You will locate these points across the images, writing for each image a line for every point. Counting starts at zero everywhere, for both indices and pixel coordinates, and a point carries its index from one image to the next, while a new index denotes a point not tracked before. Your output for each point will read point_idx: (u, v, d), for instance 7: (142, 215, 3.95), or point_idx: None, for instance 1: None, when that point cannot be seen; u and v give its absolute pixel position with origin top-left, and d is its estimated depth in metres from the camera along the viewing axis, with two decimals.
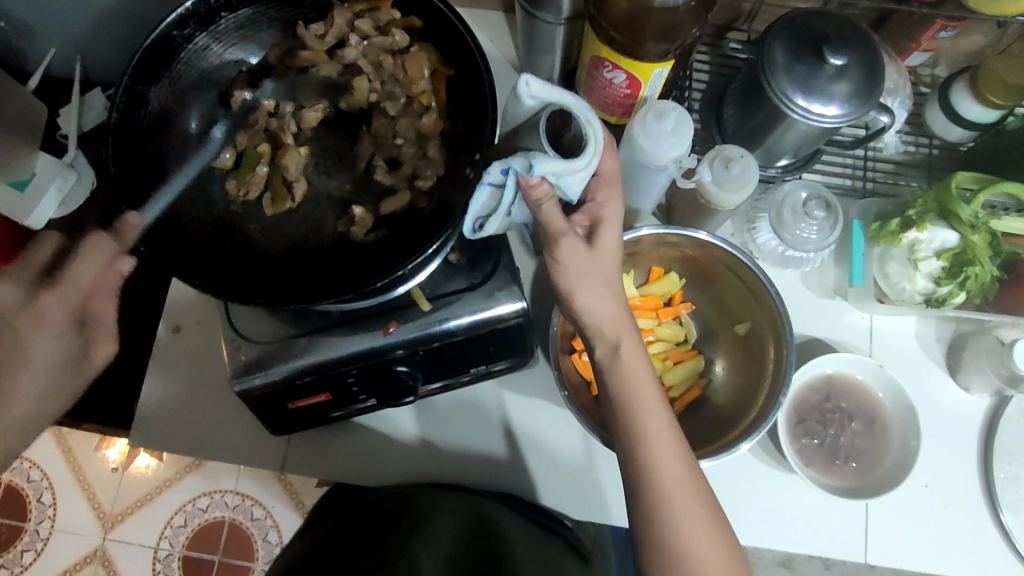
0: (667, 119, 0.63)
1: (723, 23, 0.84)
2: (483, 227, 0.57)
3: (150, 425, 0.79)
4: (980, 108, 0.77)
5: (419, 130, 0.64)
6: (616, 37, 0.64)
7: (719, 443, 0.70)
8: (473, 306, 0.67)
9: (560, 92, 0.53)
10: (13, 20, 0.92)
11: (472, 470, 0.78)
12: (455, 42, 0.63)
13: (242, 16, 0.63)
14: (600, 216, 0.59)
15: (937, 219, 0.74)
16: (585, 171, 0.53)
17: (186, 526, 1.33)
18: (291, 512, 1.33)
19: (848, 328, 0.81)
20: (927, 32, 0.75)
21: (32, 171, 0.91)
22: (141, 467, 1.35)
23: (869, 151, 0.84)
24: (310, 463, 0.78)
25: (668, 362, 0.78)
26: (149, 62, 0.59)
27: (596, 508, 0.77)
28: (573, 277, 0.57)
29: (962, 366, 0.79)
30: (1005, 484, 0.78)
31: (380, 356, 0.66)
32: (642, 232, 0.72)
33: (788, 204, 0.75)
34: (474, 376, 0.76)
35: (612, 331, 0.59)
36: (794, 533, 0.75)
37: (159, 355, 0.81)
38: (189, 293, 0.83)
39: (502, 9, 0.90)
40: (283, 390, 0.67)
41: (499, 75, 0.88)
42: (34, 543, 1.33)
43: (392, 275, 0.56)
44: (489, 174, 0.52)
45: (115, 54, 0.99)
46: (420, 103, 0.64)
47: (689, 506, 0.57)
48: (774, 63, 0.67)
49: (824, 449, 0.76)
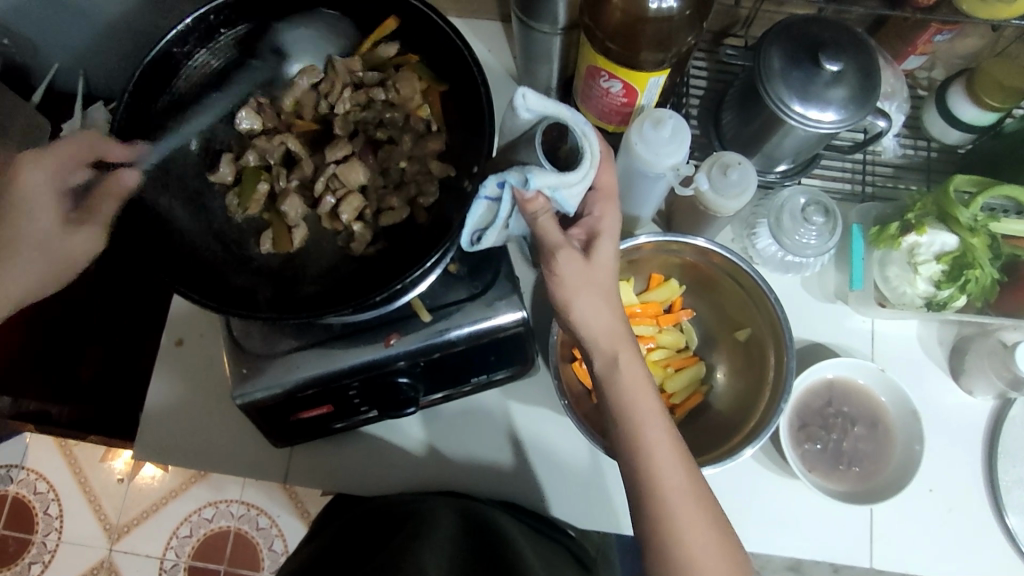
0: (664, 127, 0.63)
1: (720, 29, 0.84)
2: (481, 239, 0.58)
3: (154, 439, 0.79)
4: (977, 111, 0.77)
5: (421, 149, 0.65)
6: (612, 47, 0.65)
7: (720, 450, 0.70)
8: (473, 316, 0.67)
9: (557, 106, 0.53)
10: (15, 37, 0.92)
11: (475, 479, 0.78)
12: (451, 57, 0.64)
13: (240, 32, 0.64)
14: (597, 229, 0.59)
15: (937, 222, 0.74)
16: (582, 184, 0.54)
17: (192, 536, 1.33)
18: (297, 521, 1.33)
19: (849, 332, 0.81)
20: (923, 36, 0.75)
21: None
22: (147, 478, 1.35)
23: (867, 155, 0.84)
24: (314, 474, 0.78)
25: (669, 369, 0.78)
26: (150, 77, 0.60)
27: (601, 515, 0.77)
28: (570, 289, 0.58)
29: (965, 369, 0.78)
30: (1009, 487, 0.77)
31: (382, 367, 0.66)
32: (640, 240, 0.72)
33: (787, 209, 0.74)
34: (476, 386, 0.77)
35: (611, 343, 0.59)
36: (797, 539, 0.75)
37: (165, 368, 0.81)
38: (192, 305, 0.83)
39: (500, 18, 0.91)
40: (286, 403, 0.67)
41: (499, 85, 0.89)
42: (42, 555, 1.34)
43: (391, 288, 0.57)
44: (485, 188, 0.53)
45: (117, 68, 0.99)
46: (417, 121, 0.65)
47: (688, 517, 0.57)
48: (770, 69, 0.67)
49: (826, 454, 0.76)
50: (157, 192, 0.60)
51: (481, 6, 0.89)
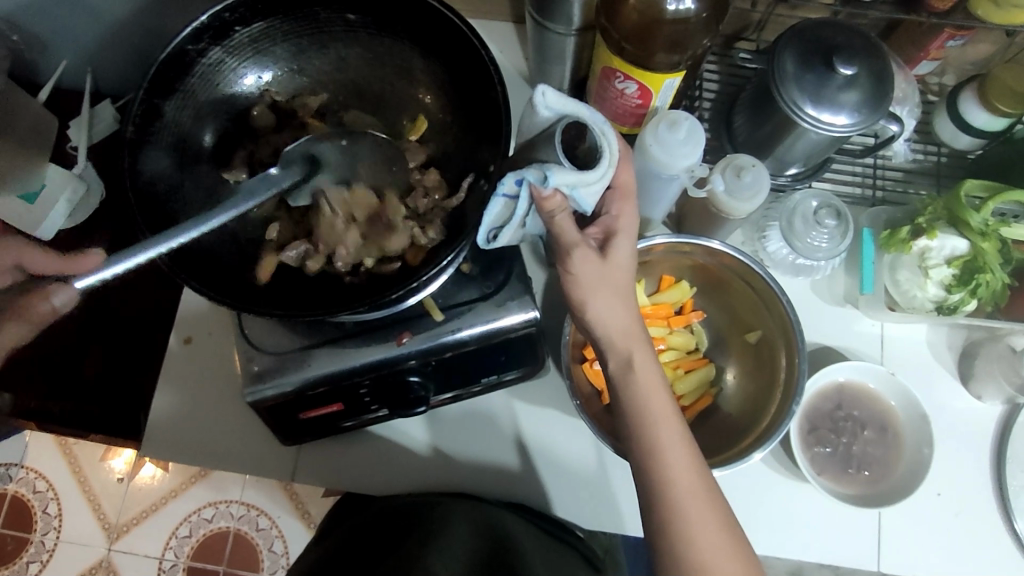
0: (679, 129, 0.64)
1: (732, 32, 0.84)
2: (496, 238, 0.59)
3: (160, 437, 0.79)
4: (988, 116, 0.77)
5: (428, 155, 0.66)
6: (627, 48, 0.65)
7: (732, 452, 0.70)
8: (484, 316, 0.67)
9: (577, 104, 0.54)
10: (24, 33, 0.92)
11: (484, 480, 0.78)
12: (468, 59, 0.62)
13: (255, 30, 0.62)
14: (614, 228, 0.59)
15: (947, 227, 0.74)
16: (600, 184, 0.54)
17: (191, 536, 1.32)
18: (297, 523, 1.32)
19: (859, 336, 0.81)
20: (935, 41, 0.76)
21: (42, 184, 0.91)
22: (146, 478, 1.35)
23: (877, 160, 0.85)
24: (320, 473, 0.78)
25: (679, 371, 0.79)
26: (163, 74, 0.58)
27: (608, 517, 0.76)
28: (586, 289, 0.58)
29: (974, 374, 0.79)
30: (1017, 492, 0.77)
31: (392, 365, 0.66)
32: (654, 241, 0.72)
33: (799, 212, 0.75)
34: (485, 386, 0.76)
35: (625, 344, 0.59)
36: (806, 542, 0.75)
37: (173, 365, 0.81)
38: (200, 303, 0.83)
39: (512, 19, 0.91)
40: (296, 400, 0.67)
41: (511, 86, 0.89)
42: (40, 554, 1.33)
43: (405, 287, 0.56)
44: (503, 185, 0.53)
45: (126, 65, 0.99)
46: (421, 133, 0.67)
47: (704, 520, 0.57)
48: (784, 72, 0.67)
49: (836, 457, 0.76)
50: (170, 191, 0.60)
51: (493, 7, 0.89)
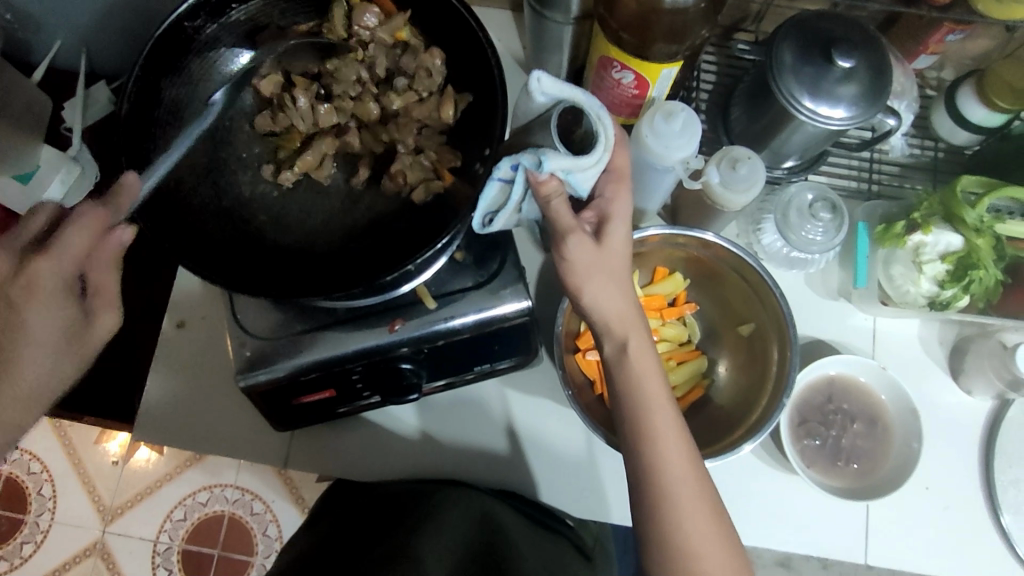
0: (675, 120, 0.63)
1: (731, 24, 0.84)
2: (492, 222, 0.59)
3: (152, 420, 0.79)
4: (985, 111, 0.77)
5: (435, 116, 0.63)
6: (625, 38, 0.64)
7: (723, 443, 0.70)
8: (477, 304, 0.67)
9: (572, 89, 0.54)
10: (18, 13, 0.91)
11: (475, 467, 0.78)
12: (469, 40, 0.62)
13: (252, 7, 0.62)
14: (607, 213, 0.59)
15: (942, 222, 0.74)
16: (595, 168, 0.54)
17: (185, 520, 1.33)
18: (291, 508, 1.33)
19: (851, 330, 0.82)
20: (934, 35, 0.75)
21: (37, 165, 0.91)
22: (140, 461, 1.35)
23: (874, 154, 0.84)
24: (312, 460, 0.78)
25: (671, 363, 0.79)
26: (161, 53, 0.58)
27: (596, 506, 0.77)
28: (581, 276, 0.58)
29: (965, 369, 0.79)
30: (1005, 487, 0.78)
31: (384, 352, 0.66)
32: (649, 233, 0.72)
33: (793, 206, 0.75)
34: (478, 375, 0.76)
35: (620, 331, 0.59)
36: (793, 535, 0.75)
37: (166, 351, 0.81)
38: (193, 288, 0.83)
39: (510, 7, 0.90)
40: (288, 386, 0.67)
41: (510, 75, 0.88)
42: (34, 535, 1.33)
43: (400, 269, 0.56)
44: (498, 170, 0.54)
45: (121, 49, 0.98)
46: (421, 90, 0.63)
47: (695, 508, 0.58)
48: (782, 64, 0.67)
49: (825, 450, 0.77)
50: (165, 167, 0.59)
51: None
